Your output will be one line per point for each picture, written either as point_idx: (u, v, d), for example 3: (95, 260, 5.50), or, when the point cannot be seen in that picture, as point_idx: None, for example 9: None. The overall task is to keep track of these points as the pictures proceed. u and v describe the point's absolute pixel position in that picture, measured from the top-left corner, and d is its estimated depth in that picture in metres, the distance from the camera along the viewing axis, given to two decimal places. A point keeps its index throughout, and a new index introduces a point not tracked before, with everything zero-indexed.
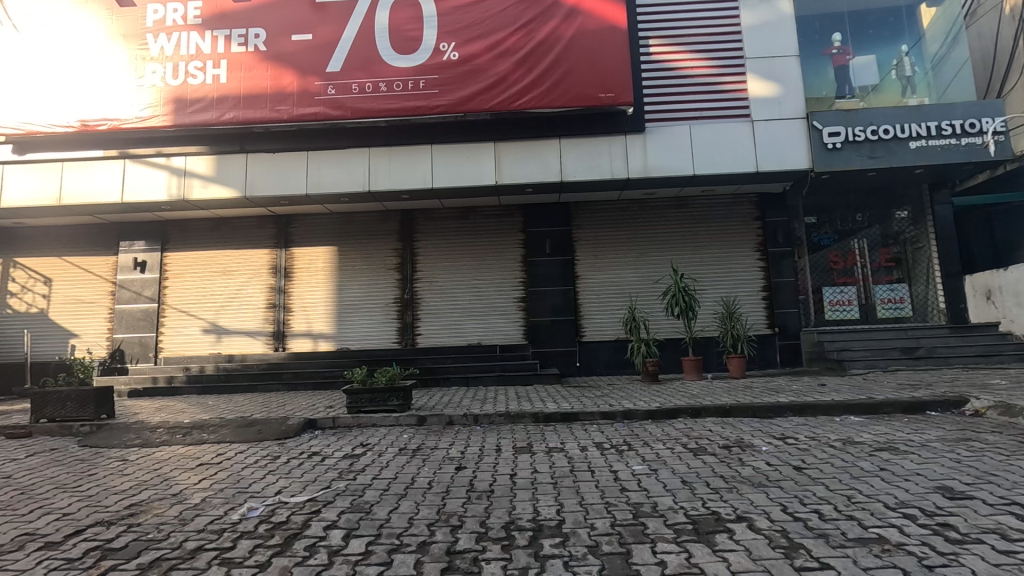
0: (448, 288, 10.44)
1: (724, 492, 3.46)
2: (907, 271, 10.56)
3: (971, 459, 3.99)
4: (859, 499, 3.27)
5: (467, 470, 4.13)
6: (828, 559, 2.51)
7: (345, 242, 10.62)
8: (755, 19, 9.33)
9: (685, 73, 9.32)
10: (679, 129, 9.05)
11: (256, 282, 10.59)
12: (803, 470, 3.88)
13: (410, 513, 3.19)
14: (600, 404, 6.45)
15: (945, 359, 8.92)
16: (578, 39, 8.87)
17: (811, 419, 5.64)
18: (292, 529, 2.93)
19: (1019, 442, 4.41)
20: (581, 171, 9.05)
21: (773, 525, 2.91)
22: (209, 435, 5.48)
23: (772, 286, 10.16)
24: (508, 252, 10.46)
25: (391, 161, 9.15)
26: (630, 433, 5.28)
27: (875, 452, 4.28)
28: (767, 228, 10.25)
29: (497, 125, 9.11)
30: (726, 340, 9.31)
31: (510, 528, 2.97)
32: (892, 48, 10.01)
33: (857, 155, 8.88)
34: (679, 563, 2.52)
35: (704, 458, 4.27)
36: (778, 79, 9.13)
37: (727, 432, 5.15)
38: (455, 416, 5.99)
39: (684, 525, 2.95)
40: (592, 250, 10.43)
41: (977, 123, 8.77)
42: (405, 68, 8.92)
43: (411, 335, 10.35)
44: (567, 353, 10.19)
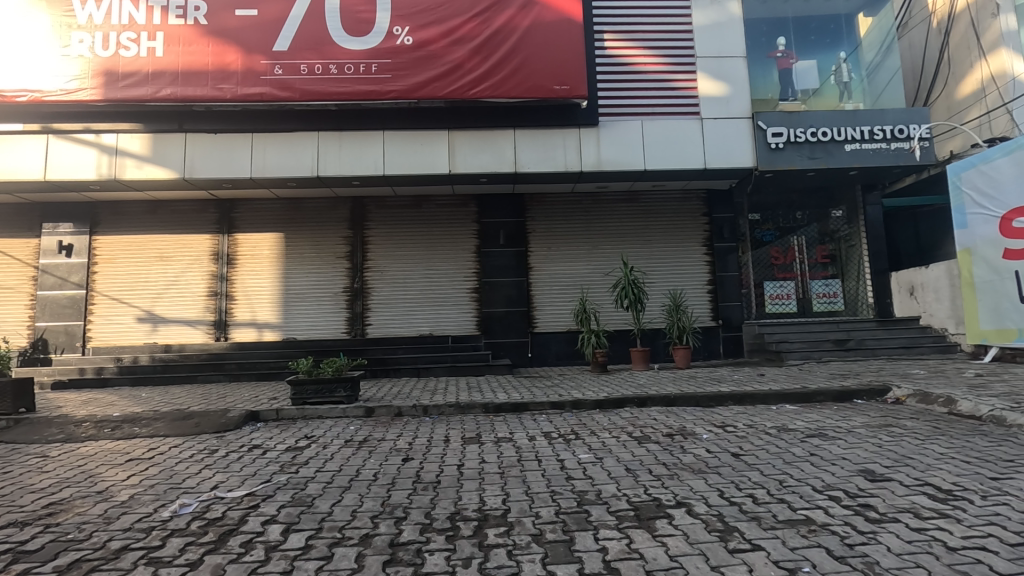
0: (400, 277, 10.28)
1: (665, 479, 3.57)
2: (841, 267, 11.16)
3: (891, 443, 4.28)
4: (790, 483, 3.44)
5: (413, 461, 4.09)
6: (760, 541, 2.63)
7: (292, 229, 10.26)
8: (706, 19, 9.54)
9: (638, 68, 9.45)
10: (632, 124, 9.18)
11: (197, 269, 10.10)
12: (740, 457, 4.04)
13: (354, 505, 3.13)
14: (550, 394, 6.51)
15: (872, 350, 9.49)
16: (534, 29, 8.83)
17: (750, 407, 5.90)
18: (228, 525, 2.82)
19: (933, 427, 4.76)
20: (534, 163, 9.07)
21: (710, 510, 3.02)
22: (141, 429, 5.20)
23: (717, 280, 10.51)
24: (462, 242, 10.40)
25: (341, 146, 8.90)
26: (578, 422, 5.36)
27: (806, 438, 4.52)
28: (714, 224, 10.58)
29: (451, 113, 8.99)
30: (673, 332, 9.59)
31: (455, 518, 2.96)
32: (831, 55, 10.50)
33: (798, 156, 9.27)
34: (620, 548, 2.58)
35: (648, 446, 4.39)
36: (726, 79, 9.40)
37: (671, 420, 5.31)
38: (405, 407, 5.93)
39: (626, 512, 3.02)
40: (545, 241, 10.50)
41: (905, 129, 9.33)
42: (357, 51, 8.66)
43: (361, 325, 10.14)
44: (519, 344, 10.22)
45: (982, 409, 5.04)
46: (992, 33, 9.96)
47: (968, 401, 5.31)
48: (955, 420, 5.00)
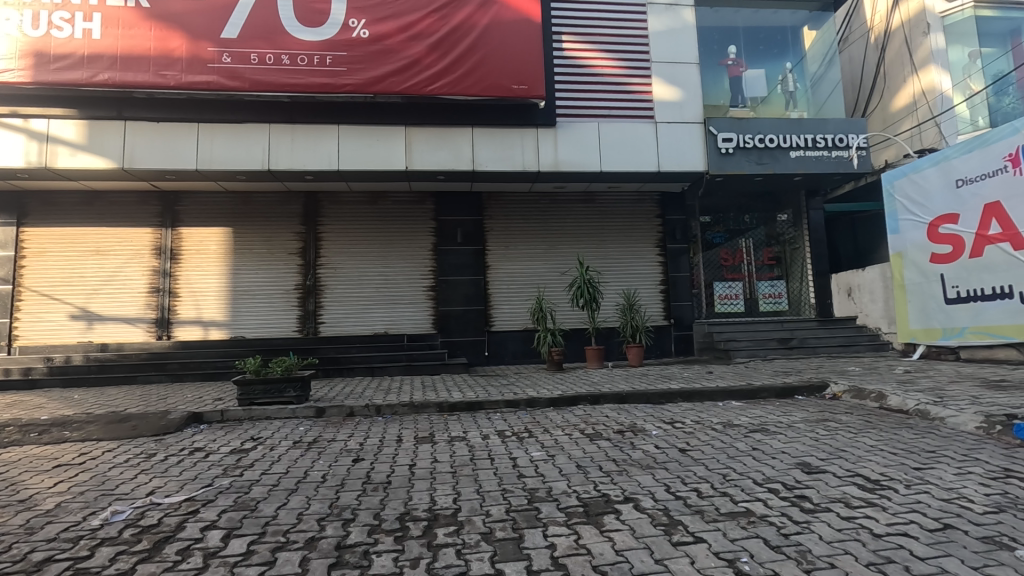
0: (354, 275, 10.09)
1: (614, 475, 3.64)
2: (786, 269, 11.65)
3: (826, 437, 4.51)
4: (733, 477, 3.57)
5: (364, 462, 4.02)
6: (702, 534, 2.72)
7: (241, 224, 9.91)
8: (661, 25, 9.78)
9: (596, 71, 9.58)
10: (589, 126, 9.33)
11: (137, 264, 9.62)
12: (687, 452, 4.17)
13: (300, 508, 3.06)
14: (505, 393, 6.54)
15: (813, 348, 9.93)
16: (492, 28, 8.82)
17: (698, 404, 6.09)
18: (163, 532, 2.70)
19: (865, 421, 5.03)
20: (492, 162, 9.08)
21: (656, 504, 3.10)
22: (71, 433, 4.91)
23: (669, 280, 10.81)
24: (418, 240, 10.29)
25: (293, 140, 8.65)
26: (532, 420, 5.41)
27: (749, 433, 4.70)
28: (667, 226, 10.87)
29: (408, 109, 8.87)
30: (626, 331, 9.77)
31: (405, 519, 2.93)
32: (778, 64, 10.93)
33: (746, 161, 9.61)
34: (569, 544, 2.62)
35: (599, 443, 4.47)
36: (680, 84, 9.66)
37: (622, 417, 5.42)
38: (357, 407, 5.83)
39: (576, 508, 3.07)
40: (503, 240, 10.52)
41: (845, 138, 9.82)
42: (311, 42, 8.43)
43: (313, 323, 9.90)
44: (475, 343, 10.20)
45: (909, 404, 5.37)
46: (922, 51, 10.58)
47: (896, 396, 5.64)
48: (885, 414, 5.31)
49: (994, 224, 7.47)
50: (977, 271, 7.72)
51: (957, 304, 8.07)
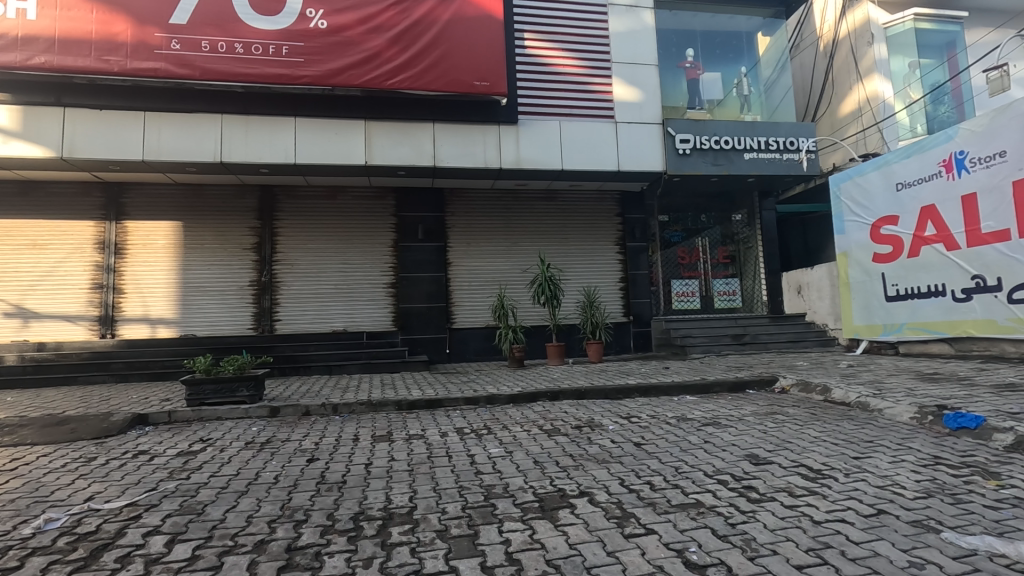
0: (312, 271, 9.86)
1: (570, 470, 3.68)
2: (740, 268, 12.03)
3: (774, 429, 4.68)
4: (685, 469, 3.67)
5: (319, 462, 3.95)
6: (653, 525, 2.78)
7: (192, 217, 9.53)
8: (622, 26, 9.92)
9: (558, 70, 9.64)
10: (551, 125, 9.39)
11: (78, 259, 9.14)
12: (642, 446, 4.26)
13: (250, 511, 2.98)
14: (465, 390, 6.53)
15: (765, 344, 10.25)
16: (454, 23, 8.76)
17: (654, 399, 6.23)
18: (101, 540, 2.59)
19: (810, 414, 5.25)
20: (453, 158, 9.02)
21: (610, 498, 3.16)
22: (2, 437, 4.63)
23: (628, 278, 11.01)
24: (379, 236, 10.14)
25: (247, 131, 8.38)
26: (491, 417, 5.42)
27: (702, 426, 4.84)
28: (627, 224, 11.07)
29: (368, 103, 8.72)
30: (586, 327, 9.88)
31: (359, 518, 2.90)
32: (734, 68, 11.25)
33: (703, 162, 9.86)
34: (523, 540, 2.64)
35: (557, 439, 4.52)
36: (640, 85, 9.84)
37: (580, 413, 5.50)
38: (313, 407, 5.72)
39: (531, 504, 3.10)
40: (465, 237, 10.49)
41: (795, 141, 10.19)
42: (266, 31, 8.18)
43: (269, 321, 9.65)
44: (437, 340, 10.15)
45: (851, 397, 5.63)
46: (867, 60, 11.10)
47: (840, 389, 5.91)
48: (829, 407, 5.56)
49: (930, 226, 7.91)
50: (915, 271, 8.15)
51: (896, 302, 8.51)
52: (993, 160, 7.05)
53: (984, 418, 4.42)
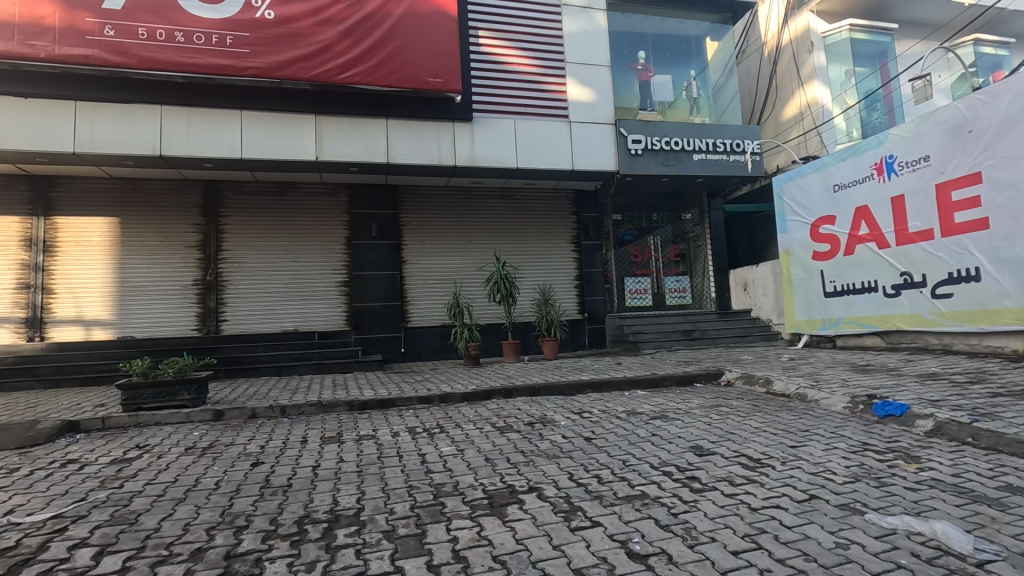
0: (261, 269, 9.56)
1: (521, 466, 3.71)
2: (690, 265, 12.38)
3: (718, 421, 4.86)
4: (632, 462, 3.76)
5: (264, 465, 3.84)
6: (598, 518, 2.84)
7: (130, 214, 9.07)
8: (575, 27, 10.04)
9: (513, 69, 9.66)
10: (506, 123, 9.41)
11: (2, 257, 8.55)
12: (592, 440, 4.34)
13: (187, 518, 2.87)
14: (419, 389, 6.48)
15: (713, 339, 10.59)
16: (407, 18, 8.65)
17: (606, 394, 6.35)
18: (21, 555, 2.43)
19: (753, 405, 5.47)
20: (407, 155, 8.91)
21: (559, 492, 3.21)
22: None
23: (583, 276, 11.18)
24: (331, 234, 9.92)
25: (189, 124, 8.04)
26: (444, 415, 5.41)
27: (650, 420, 4.96)
28: (581, 223, 11.23)
29: (319, 97, 8.52)
30: (542, 325, 9.96)
31: (303, 522, 2.84)
32: (683, 71, 11.55)
33: (654, 162, 10.10)
34: (470, 537, 2.64)
35: (509, 435, 4.54)
36: (593, 86, 9.99)
37: (533, 409, 5.55)
38: (259, 409, 5.56)
39: (481, 501, 3.10)
40: (420, 235, 10.40)
41: (741, 143, 10.56)
42: (209, 19, 7.86)
43: (214, 321, 9.29)
44: (392, 340, 10.01)
45: (790, 388, 5.90)
46: (807, 66, 11.65)
47: (781, 381, 6.18)
48: (770, 399, 5.81)
49: (864, 226, 8.36)
50: (851, 268, 8.60)
51: (834, 298, 8.95)
52: (918, 164, 7.51)
53: (908, 406, 4.71)
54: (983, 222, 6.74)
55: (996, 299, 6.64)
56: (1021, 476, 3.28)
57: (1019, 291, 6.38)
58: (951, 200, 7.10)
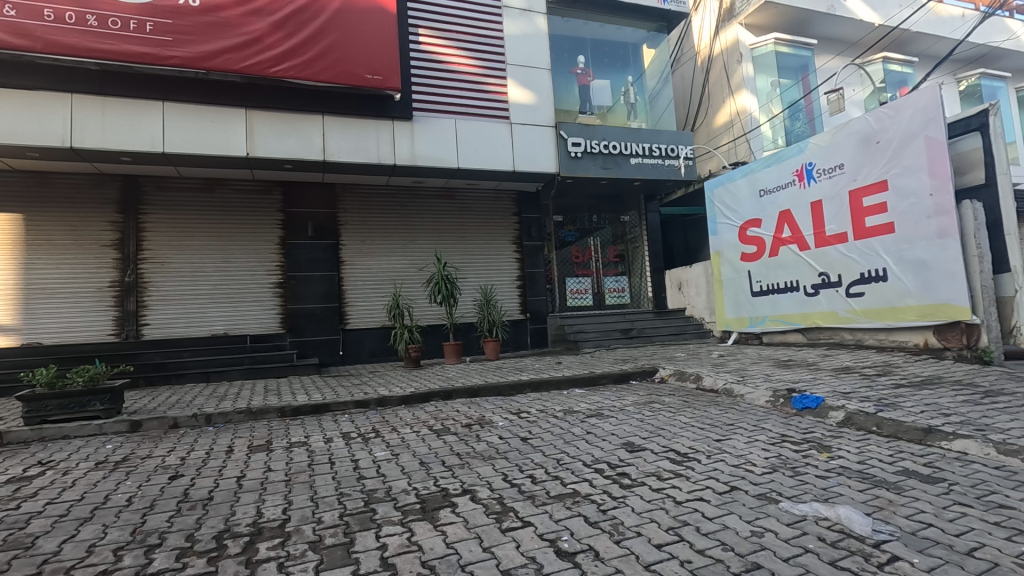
0: (186, 271, 9.05)
1: (456, 469, 3.69)
2: (629, 266, 12.73)
3: (650, 417, 5.02)
4: (565, 460, 3.82)
5: (184, 478, 3.63)
6: (529, 517, 2.87)
7: (35, 210, 8.36)
8: (516, 29, 10.12)
9: (454, 68, 9.61)
10: (446, 123, 9.34)
11: None
12: (528, 440, 4.38)
13: (93, 539, 2.67)
14: (355, 393, 6.34)
15: (650, 337, 10.92)
16: (344, 13, 8.43)
17: (544, 393, 6.44)
18: None
19: (683, 401, 5.70)
20: (345, 153, 8.69)
21: (492, 494, 3.21)
22: None
23: (525, 276, 11.27)
24: (265, 233, 9.53)
25: (104, 114, 7.50)
26: (380, 419, 5.31)
27: (586, 418, 5.07)
28: (523, 224, 11.33)
29: (249, 90, 8.16)
30: (483, 325, 9.93)
31: (223, 537, 2.70)
32: (621, 77, 11.86)
33: (593, 165, 10.32)
34: (400, 543, 2.61)
35: (446, 438, 4.52)
36: (534, 89, 10.10)
37: (472, 411, 5.54)
38: (182, 418, 5.27)
39: (412, 506, 3.07)
40: (358, 236, 10.16)
41: (676, 149, 10.97)
42: (126, 4, 7.36)
43: (134, 325, 8.73)
44: (329, 342, 9.73)
45: (718, 384, 6.18)
46: (737, 76, 12.27)
47: (709, 376, 6.46)
48: (699, 394, 6.07)
49: (786, 229, 8.88)
50: (775, 269, 9.11)
51: (760, 296, 9.46)
52: (834, 171, 8.03)
53: (823, 398, 5.04)
54: (889, 227, 7.28)
55: (901, 297, 7.19)
56: (915, 460, 3.59)
57: (920, 290, 6.93)
58: (862, 205, 7.63)
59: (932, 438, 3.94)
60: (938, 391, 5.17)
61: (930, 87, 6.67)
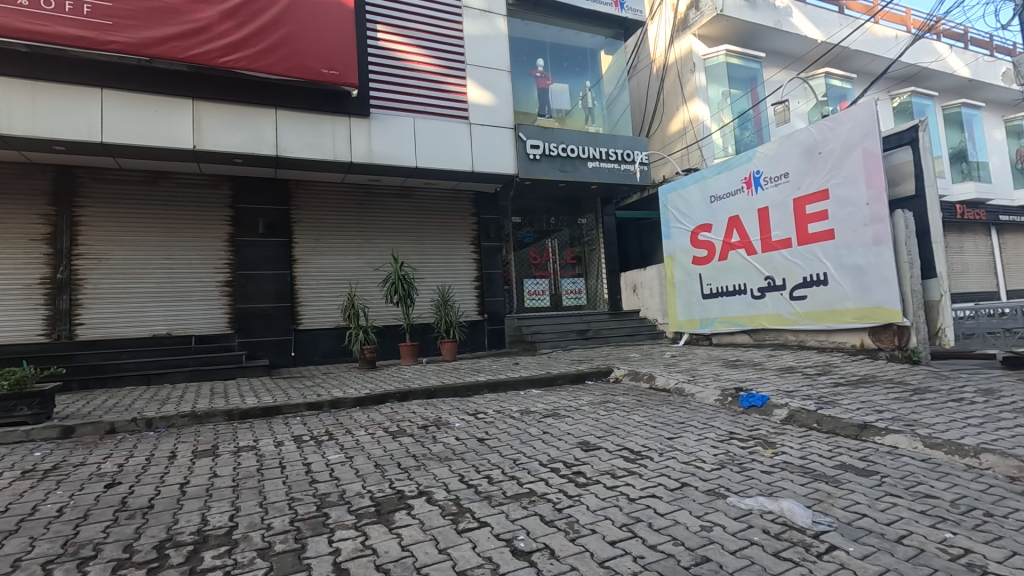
0: (126, 268, 8.59)
1: (412, 471, 3.66)
2: (585, 268, 12.91)
3: (606, 417, 5.11)
4: (522, 460, 3.84)
5: (121, 486, 3.45)
6: (486, 518, 2.87)
7: None
8: (476, 30, 10.12)
9: (412, 67, 9.51)
10: (404, 121, 9.23)
11: None
12: (485, 441, 4.38)
13: (18, 553, 2.50)
14: (308, 395, 6.17)
15: (605, 338, 11.10)
16: (299, 5, 8.21)
17: (502, 394, 6.45)
18: None
19: (636, 401, 5.83)
20: (299, 148, 8.46)
21: (448, 495, 3.19)
22: None
23: (483, 277, 11.26)
24: (213, 230, 9.16)
25: (35, 99, 7.03)
26: (334, 422, 5.19)
27: (542, 418, 5.11)
28: (482, 224, 11.32)
29: (197, 81, 7.83)
30: (440, 326, 9.84)
31: (165, 546, 2.58)
32: (579, 81, 12.03)
33: (551, 167, 10.44)
34: (354, 547, 2.56)
35: (402, 440, 4.46)
36: (493, 90, 10.11)
37: (429, 412, 5.49)
38: (119, 423, 4.99)
39: (367, 509, 3.01)
40: (312, 234, 9.91)
41: (632, 154, 11.23)
42: None
43: (67, 325, 8.22)
44: (281, 343, 9.43)
45: (670, 383, 6.36)
46: (690, 86, 12.66)
47: (662, 376, 6.64)
48: (652, 393, 6.22)
49: (735, 234, 9.22)
50: (724, 272, 9.45)
51: (710, 299, 9.79)
52: (780, 179, 8.39)
53: (768, 397, 5.26)
54: (829, 233, 7.67)
55: (839, 300, 7.59)
56: (852, 455, 3.79)
57: (856, 293, 7.34)
58: (805, 212, 8.00)
59: (866, 434, 4.17)
60: (872, 389, 5.48)
61: (868, 102, 7.07)
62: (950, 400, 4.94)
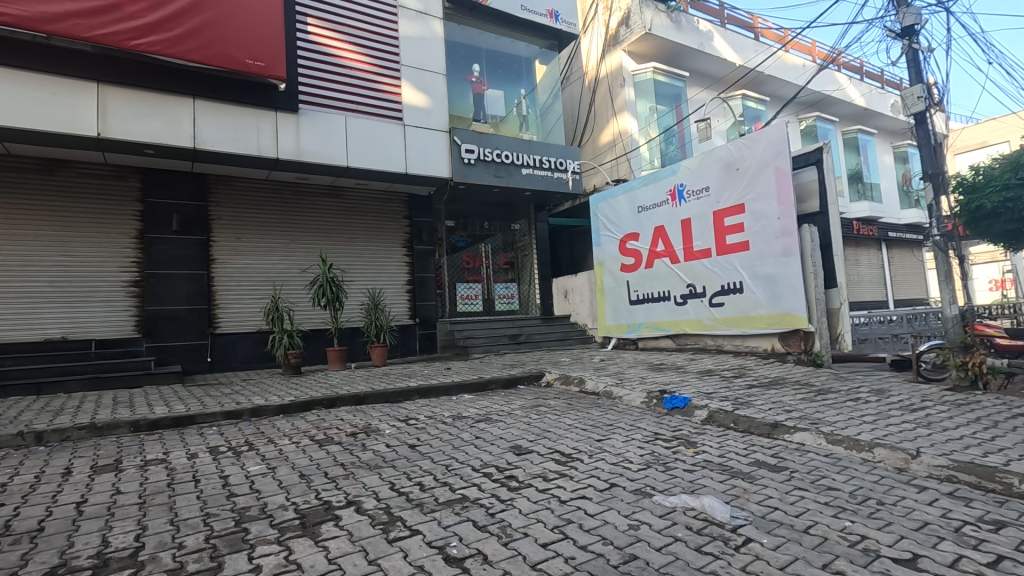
0: (12, 265, 7.73)
1: (340, 480, 3.53)
2: (518, 273, 13.02)
3: (538, 421, 5.16)
4: (454, 466, 3.80)
5: (3, 508, 3.08)
6: (417, 526, 2.82)
7: None
8: (412, 30, 10.00)
9: (345, 63, 9.25)
10: (335, 118, 8.94)
11: None
12: (416, 447, 4.30)
13: None
14: (225, 403, 5.81)
15: (537, 342, 11.23)
16: None
17: (433, 399, 6.36)
18: None
19: (567, 404, 5.94)
20: (219, 141, 7.98)
21: (378, 504, 3.11)
22: None
23: (415, 281, 11.10)
24: (118, 225, 8.43)
25: None
26: (254, 431, 4.92)
27: (474, 423, 5.09)
28: (415, 227, 11.15)
29: (104, 64, 7.21)
30: (370, 330, 9.58)
31: (58, 573, 2.34)
32: (514, 89, 12.16)
33: (486, 172, 10.47)
34: (277, 563, 2.43)
35: (329, 448, 4.29)
36: (428, 92, 10.02)
37: (357, 419, 5.31)
38: (2, 437, 4.47)
39: (291, 522, 2.87)
40: (232, 232, 9.36)
41: (564, 163, 11.49)
42: None
43: None
44: (195, 348, 8.83)
45: (599, 387, 6.53)
46: (620, 99, 13.13)
47: (591, 380, 6.80)
48: (582, 397, 6.36)
49: (660, 243, 9.65)
50: (650, 280, 9.86)
51: (637, 305, 10.17)
52: (701, 193, 8.87)
53: (689, 399, 5.52)
54: (745, 244, 8.19)
55: (753, 307, 8.11)
56: (765, 452, 4.06)
57: (768, 301, 7.88)
58: (724, 224, 8.50)
59: (777, 432, 4.48)
60: (781, 390, 5.90)
61: (779, 124, 7.63)
62: (848, 399, 5.40)
